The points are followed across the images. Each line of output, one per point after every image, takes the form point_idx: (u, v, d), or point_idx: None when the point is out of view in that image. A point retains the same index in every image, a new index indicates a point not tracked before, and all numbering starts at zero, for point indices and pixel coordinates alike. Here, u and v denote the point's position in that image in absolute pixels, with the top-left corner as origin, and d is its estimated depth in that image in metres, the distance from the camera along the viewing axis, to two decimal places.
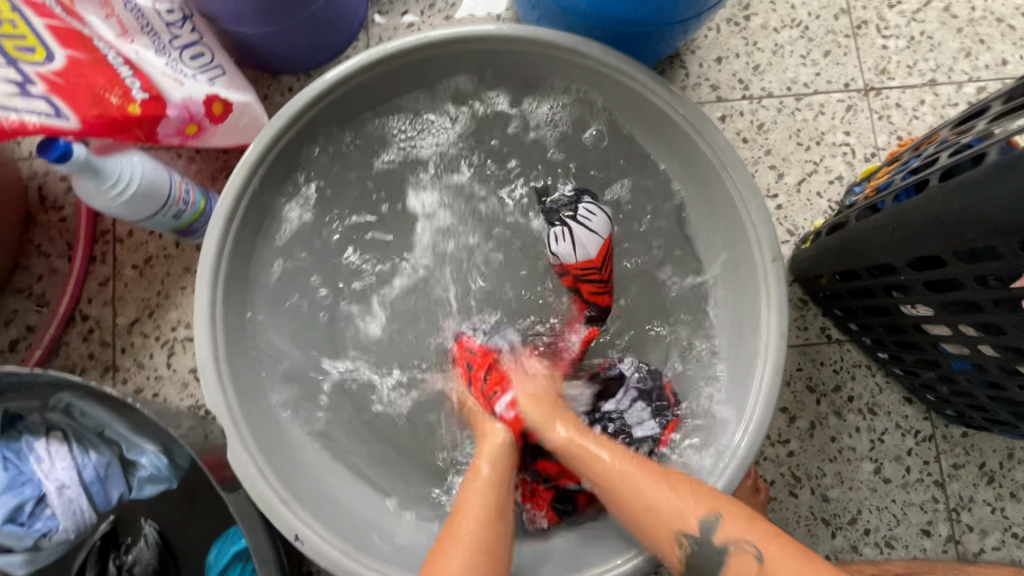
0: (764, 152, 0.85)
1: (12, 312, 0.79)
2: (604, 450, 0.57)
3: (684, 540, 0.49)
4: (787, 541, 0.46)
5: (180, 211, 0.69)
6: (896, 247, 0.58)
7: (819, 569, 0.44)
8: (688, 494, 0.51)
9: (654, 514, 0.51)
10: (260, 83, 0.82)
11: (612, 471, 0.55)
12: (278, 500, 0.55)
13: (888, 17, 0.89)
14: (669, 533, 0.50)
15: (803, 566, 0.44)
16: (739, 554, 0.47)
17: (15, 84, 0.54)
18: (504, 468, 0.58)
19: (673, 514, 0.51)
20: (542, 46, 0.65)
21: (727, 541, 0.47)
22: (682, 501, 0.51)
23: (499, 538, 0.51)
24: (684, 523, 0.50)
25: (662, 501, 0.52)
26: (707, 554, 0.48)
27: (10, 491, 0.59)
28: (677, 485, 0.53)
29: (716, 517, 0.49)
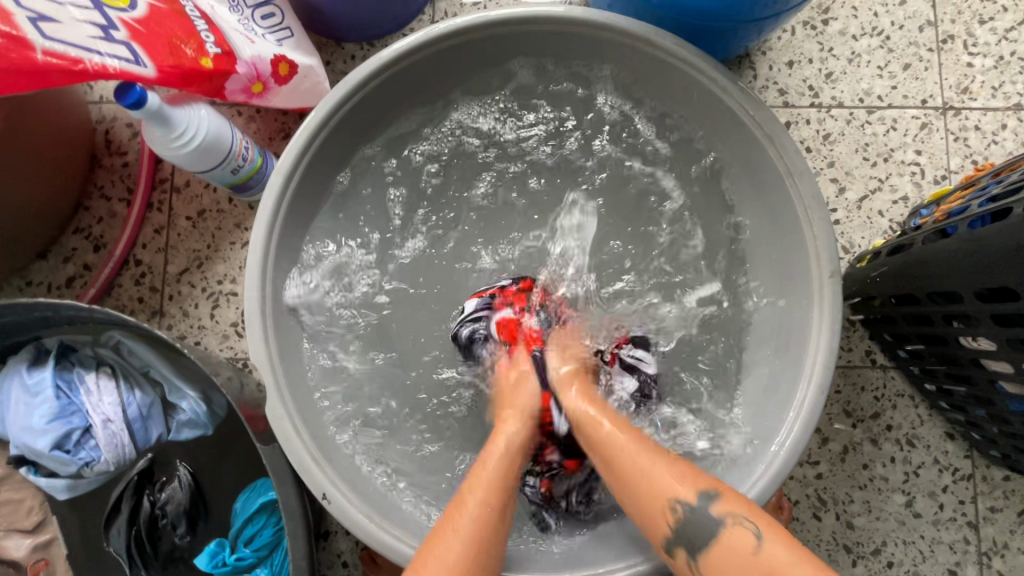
0: (827, 163, 0.82)
1: (71, 250, 0.82)
2: (608, 421, 0.56)
3: (678, 507, 0.48)
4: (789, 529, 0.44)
5: (238, 166, 0.70)
6: (966, 275, 0.55)
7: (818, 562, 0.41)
8: (683, 470, 0.50)
9: (648, 482, 0.50)
10: (323, 48, 0.83)
11: (608, 438, 0.54)
12: (310, 458, 0.57)
13: (978, 33, 0.84)
14: (657, 503, 0.49)
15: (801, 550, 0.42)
16: (732, 530, 0.45)
17: (100, 28, 0.56)
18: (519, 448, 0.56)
19: (665, 486, 0.49)
20: (615, 33, 0.63)
21: (725, 515, 0.46)
22: (679, 475, 0.49)
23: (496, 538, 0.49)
24: (679, 491, 0.48)
25: (656, 469, 0.50)
26: (698, 526, 0.46)
27: (59, 419, 0.62)
28: (677, 462, 0.51)
29: (715, 493, 0.47)
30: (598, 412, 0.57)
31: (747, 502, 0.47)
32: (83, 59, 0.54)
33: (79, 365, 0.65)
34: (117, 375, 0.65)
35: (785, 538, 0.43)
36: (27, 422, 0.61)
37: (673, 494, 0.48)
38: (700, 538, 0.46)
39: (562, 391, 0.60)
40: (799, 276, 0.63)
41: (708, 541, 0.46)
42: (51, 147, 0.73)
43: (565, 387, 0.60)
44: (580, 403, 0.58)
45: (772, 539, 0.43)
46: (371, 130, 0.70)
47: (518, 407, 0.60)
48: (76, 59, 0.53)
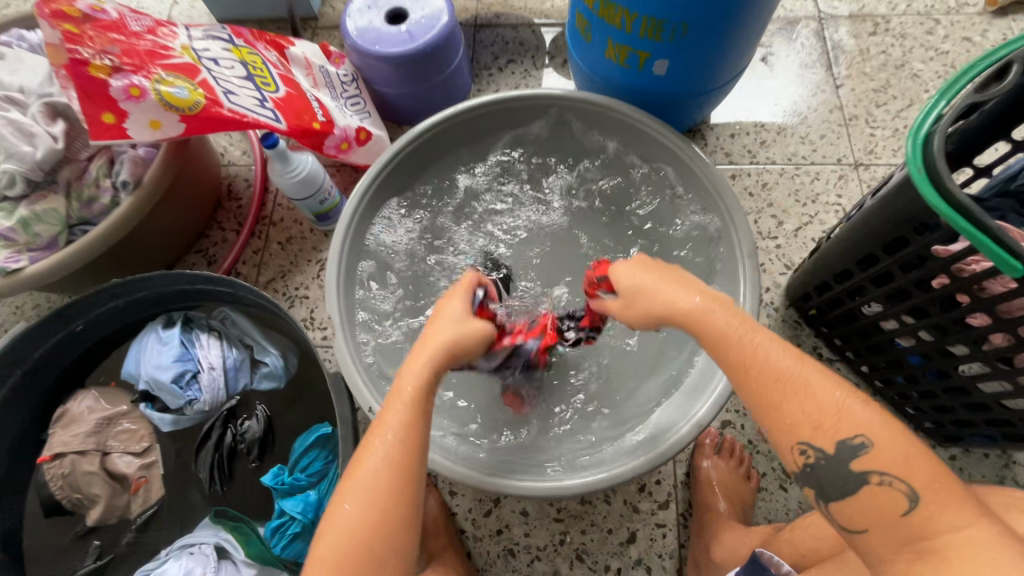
0: (767, 205, 1.05)
1: (190, 265, 1.09)
2: (759, 336, 0.53)
3: (809, 453, 0.48)
4: (937, 471, 0.44)
5: (325, 198, 0.99)
6: (847, 253, 0.75)
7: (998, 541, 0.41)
8: (854, 406, 0.48)
9: (789, 378, 0.50)
10: (388, 129, 1.17)
11: (759, 363, 0.52)
12: (361, 381, 0.75)
13: (876, 113, 1.12)
14: (792, 440, 0.49)
15: (963, 522, 0.43)
16: (882, 489, 0.46)
17: (257, 100, 0.87)
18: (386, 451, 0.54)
19: (811, 426, 0.48)
20: (590, 105, 0.92)
21: (868, 473, 0.46)
22: (834, 399, 0.48)
23: (399, 481, 0.53)
24: (814, 434, 0.48)
25: (823, 399, 0.49)
26: (835, 467, 0.47)
27: (179, 362, 0.83)
28: (826, 379, 0.50)
29: (865, 443, 0.47)
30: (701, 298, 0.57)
31: (908, 463, 0.45)
32: (249, 114, 0.83)
33: (196, 329, 0.88)
34: (221, 337, 0.88)
35: (955, 490, 0.44)
36: (157, 362, 0.83)
37: (812, 443, 0.48)
38: (833, 485, 0.48)
39: (636, 290, 0.62)
40: (732, 265, 0.84)
41: (843, 491, 0.47)
42: (195, 189, 1.04)
43: (648, 274, 0.62)
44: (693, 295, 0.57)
45: (933, 504, 0.43)
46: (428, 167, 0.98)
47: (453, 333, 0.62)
48: (245, 115, 0.83)
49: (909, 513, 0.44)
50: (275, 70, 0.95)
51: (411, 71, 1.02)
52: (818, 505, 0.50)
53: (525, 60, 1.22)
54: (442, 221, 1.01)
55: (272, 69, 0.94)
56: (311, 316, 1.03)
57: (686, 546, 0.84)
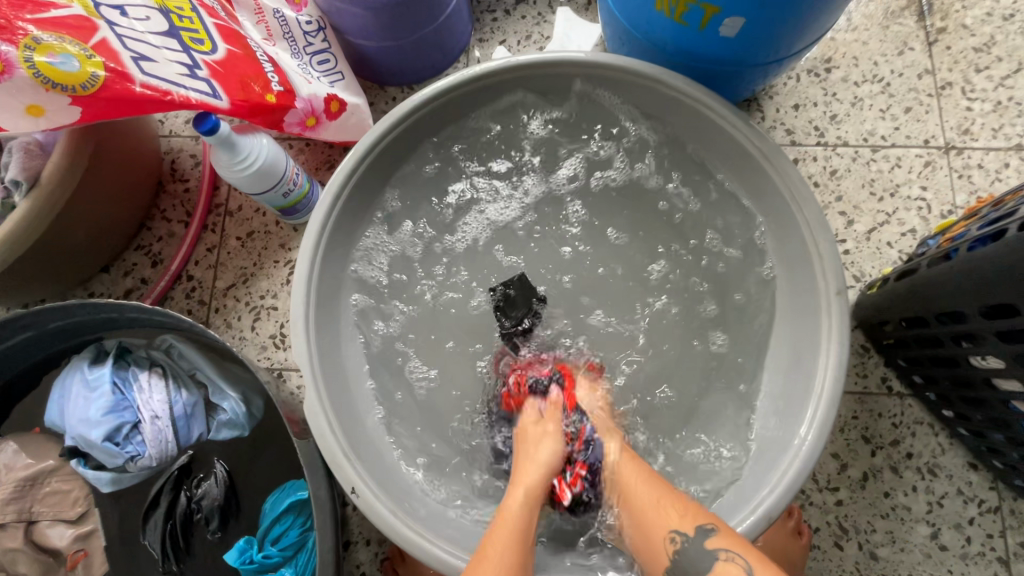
0: (835, 198, 0.86)
1: (131, 265, 0.90)
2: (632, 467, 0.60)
3: (677, 540, 0.51)
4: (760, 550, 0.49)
5: (289, 190, 0.78)
6: (967, 293, 0.58)
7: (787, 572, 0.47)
8: (684, 506, 0.54)
9: (651, 512, 0.55)
10: (368, 91, 0.93)
11: (648, 503, 0.56)
12: (342, 453, 0.60)
13: (975, 80, 0.90)
14: (661, 538, 0.52)
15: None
16: (727, 564, 0.49)
17: (186, 67, 0.65)
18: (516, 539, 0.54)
19: (665, 522, 0.53)
20: (632, 74, 0.70)
21: (718, 550, 0.50)
22: (679, 512, 0.53)
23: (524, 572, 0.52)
24: (673, 528, 0.52)
25: (659, 508, 0.54)
26: (693, 557, 0.50)
27: (113, 413, 0.66)
28: (672, 497, 0.55)
29: (706, 529, 0.51)
30: (618, 450, 0.63)
31: (741, 540, 0.50)
32: (172, 91, 0.62)
33: (134, 365, 0.70)
34: (167, 375, 0.70)
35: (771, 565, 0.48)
36: (85, 414, 0.66)
37: (676, 534, 0.52)
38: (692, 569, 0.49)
39: (594, 441, 0.64)
40: (806, 294, 0.67)
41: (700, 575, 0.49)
42: (125, 173, 0.81)
43: (590, 421, 0.67)
44: (615, 448, 0.63)
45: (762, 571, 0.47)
46: (422, 144, 0.77)
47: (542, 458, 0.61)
48: (166, 91, 0.61)
49: None
50: (208, 17, 0.70)
51: (395, 20, 0.77)
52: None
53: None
54: (440, 217, 0.80)
55: (204, 16, 0.69)
56: (281, 332, 0.85)
57: None
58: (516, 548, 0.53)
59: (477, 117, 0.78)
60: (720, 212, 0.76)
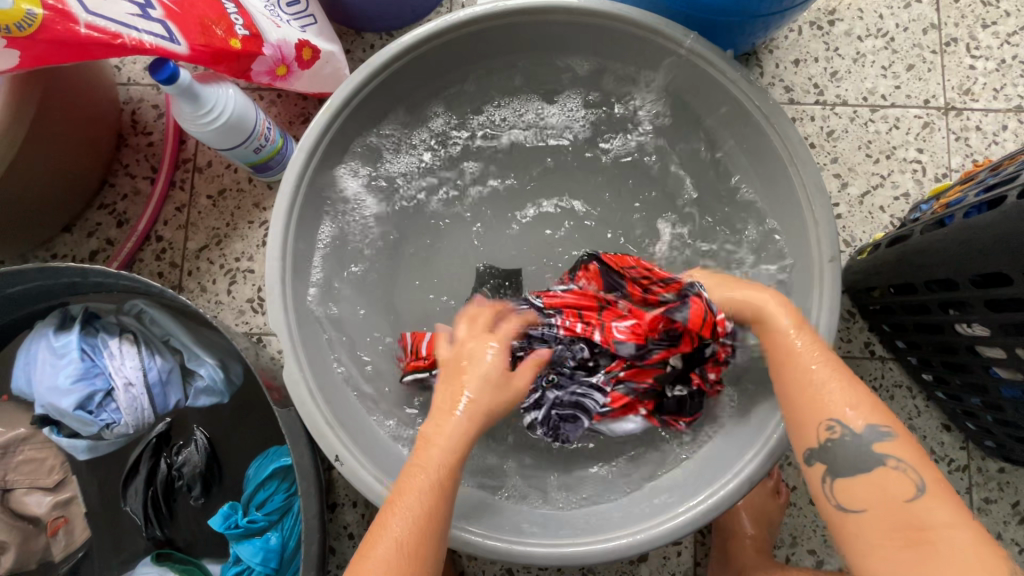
0: (831, 159, 0.84)
1: (95, 225, 0.85)
2: (798, 337, 0.52)
3: (837, 428, 0.46)
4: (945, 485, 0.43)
5: (261, 145, 0.73)
6: (960, 263, 0.57)
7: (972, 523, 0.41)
8: (861, 395, 0.47)
9: (815, 392, 0.48)
10: (343, 36, 0.86)
11: (801, 367, 0.49)
12: (325, 422, 0.58)
13: (981, 36, 0.87)
14: (819, 415, 0.47)
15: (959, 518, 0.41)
16: (894, 472, 0.44)
17: (137, 6, 0.58)
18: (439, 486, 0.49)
19: (837, 403, 0.47)
20: (629, 25, 0.66)
21: (887, 455, 0.44)
22: (852, 396, 0.47)
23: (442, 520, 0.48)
24: (842, 412, 0.46)
25: (831, 390, 0.47)
26: (856, 449, 0.45)
27: (83, 380, 0.64)
28: (849, 381, 0.48)
29: (887, 430, 0.45)
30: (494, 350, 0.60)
31: (924, 458, 0.44)
32: (122, 34, 0.56)
33: (103, 331, 0.67)
34: (139, 341, 0.67)
35: (946, 495, 0.42)
36: (53, 382, 0.64)
37: (841, 415, 0.46)
38: (848, 466, 0.45)
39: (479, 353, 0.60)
40: (799, 261, 0.65)
41: (855, 470, 0.45)
42: (78, 123, 0.75)
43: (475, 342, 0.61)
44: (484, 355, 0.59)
45: (937, 497, 0.42)
46: (397, 95, 0.71)
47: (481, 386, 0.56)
48: (116, 34, 0.56)
49: (913, 500, 0.42)
50: None
51: None
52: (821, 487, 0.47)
53: None
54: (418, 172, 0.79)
55: None
56: (259, 295, 0.82)
57: (701, 564, 0.77)
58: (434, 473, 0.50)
59: (459, 69, 0.73)
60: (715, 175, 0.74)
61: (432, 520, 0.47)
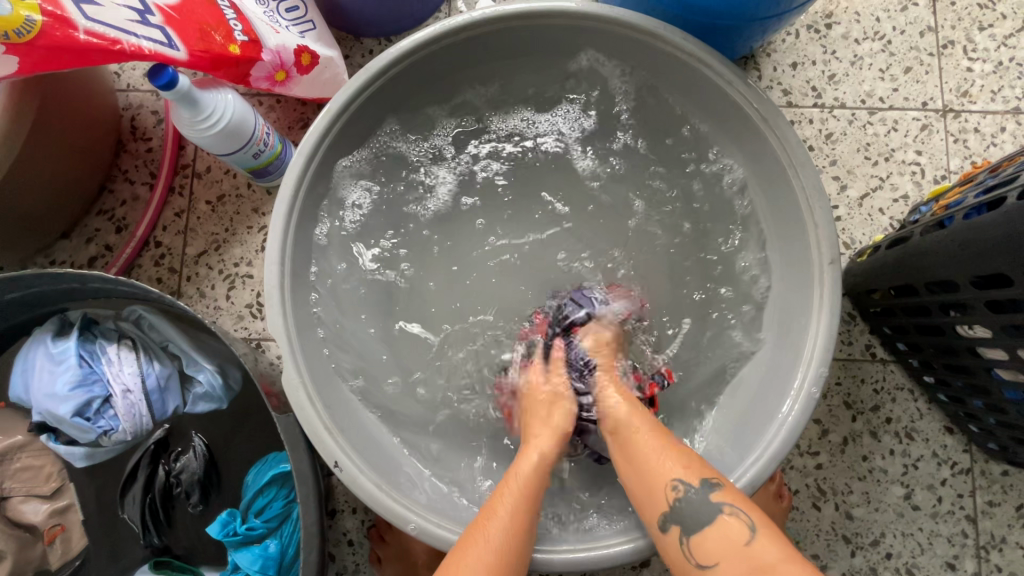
0: (829, 162, 0.84)
1: (94, 231, 0.84)
2: (621, 400, 0.60)
3: (680, 488, 0.50)
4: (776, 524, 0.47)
5: (260, 151, 0.73)
6: (960, 265, 0.57)
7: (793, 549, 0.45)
8: (690, 457, 0.53)
9: (654, 462, 0.53)
10: (342, 42, 0.86)
11: (635, 436, 0.56)
12: (323, 427, 0.58)
13: (978, 39, 0.87)
14: (659, 485, 0.51)
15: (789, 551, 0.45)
16: (731, 519, 0.48)
17: (136, 12, 0.59)
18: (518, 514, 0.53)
19: (670, 469, 0.52)
20: (627, 29, 0.66)
21: (723, 504, 0.49)
22: (680, 459, 0.52)
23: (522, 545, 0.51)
24: (677, 475, 0.51)
25: (665, 454, 0.53)
26: (695, 509, 0.49)
27: (81, 387, 0.63)
28: (675, 446, 0.54)
29: (716, 483, 0.50)
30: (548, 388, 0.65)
31: (751, 501, 0.49)
32: (122, 40, 0.56)
33: (101, 337, 0.67)
34: (137, 347, 0.67)
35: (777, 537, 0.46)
36: (51, 389, 0.63)
37: (682, 476, 0.51)
38: (693, 520, 0.49)
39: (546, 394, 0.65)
40: (799, 264, 0.65)
41: (700, 527, 0.48)
42: (78, 129, 0.75)
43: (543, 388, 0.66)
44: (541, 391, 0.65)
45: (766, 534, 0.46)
46: (395, 101, 0.71)
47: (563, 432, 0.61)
48: (115, 40, 0.56)
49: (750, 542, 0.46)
50: None
51: None
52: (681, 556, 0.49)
53: None
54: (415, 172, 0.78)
55: None
56: (258, 301, 0.82)
57: None
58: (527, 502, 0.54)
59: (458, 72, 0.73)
60: (714, 177, 0.74)
61: (519, 528, 0.52)
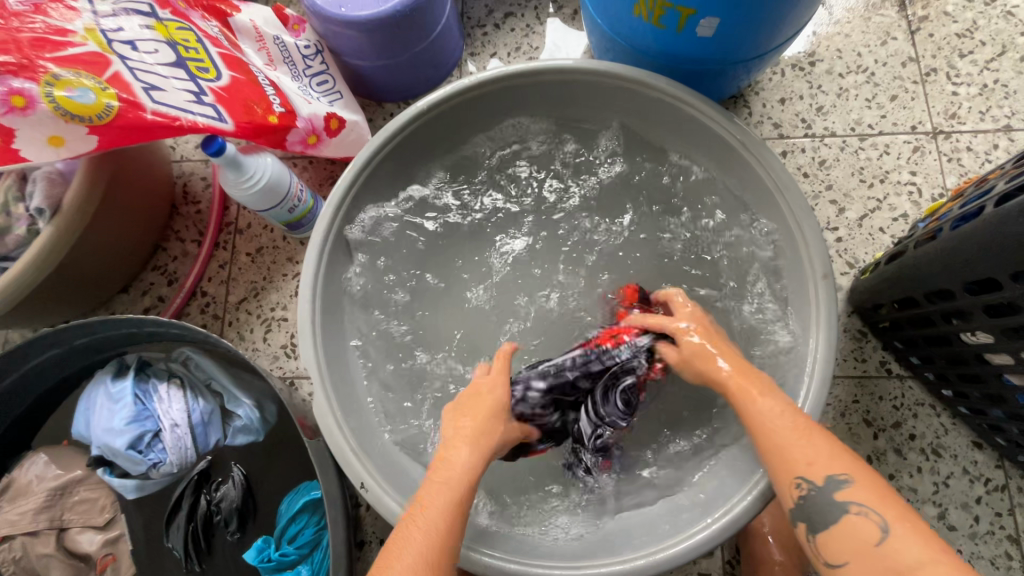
0: (825, 187, 0.88)
1: (148, 285, 0.94)
2: (766, 396, 0.54)
3: (803, 486, 0.49)
4: (919, 525, 0.44)
5: (294, 206, 0.82)
6: (952, 272, 0.59)
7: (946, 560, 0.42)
8: (826, 448, 0.49)
9: (782, 451, 0.51)
10: (366, 108, 0.97)
11: (764, 427, 0.53)
12: (350, 449, 0.62)
13: (959, 65, 0.91)
14: (783, 474, 0.50)
15: (928, 553, 0.42)
16: (857, 519, 0.46)
17: (193, 94, 0.69)
18: (442, 519, 0.51)
19: (798, 461, 0.49)
20: (616, 79, 0.73)
21: (850, 503, 0.46)
22: (814, 451, 0.50)
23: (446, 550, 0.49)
24: (809, 469, 0.49)
25: (795, 444, 0.50)
26: (824, 505, 0.47)
27: (135, 422, 0.70)
28: (815, 437, 0.51)
29: (847, 479, 0.47)
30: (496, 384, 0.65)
31: (880, 493, 0.46)
32: (181, 117, 0.66)
33: (153, 376, 0.74)
34: (184, 385, 0.74)
35: (913, 539, 0.43)
36: (108, 424, 0.70)
37: (802, 470, 0.49)
38: (821, 518, 0.47)
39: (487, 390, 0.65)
40: (795, 282, 0.68)
41: (828, 522, 0.47)
42: (140, 196, 0.86)
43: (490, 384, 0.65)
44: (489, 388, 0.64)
45: (902, 536, 0.43)
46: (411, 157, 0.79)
47: (484, 407, 0.62)
48: (175, 117, 0.66)
49: (880, 544, 0.44)
50: (213, 47, 0.75)
51: (389, 40, 0.82)
52: (809, 546, 0.49)
53: (527, 13, 1.00)
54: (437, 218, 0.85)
55: (209, 47, 0.74)
56: (292, 341, 0.89)
57: None
58: (454, 490, 0.54)
59: (468, 125, 0.81)
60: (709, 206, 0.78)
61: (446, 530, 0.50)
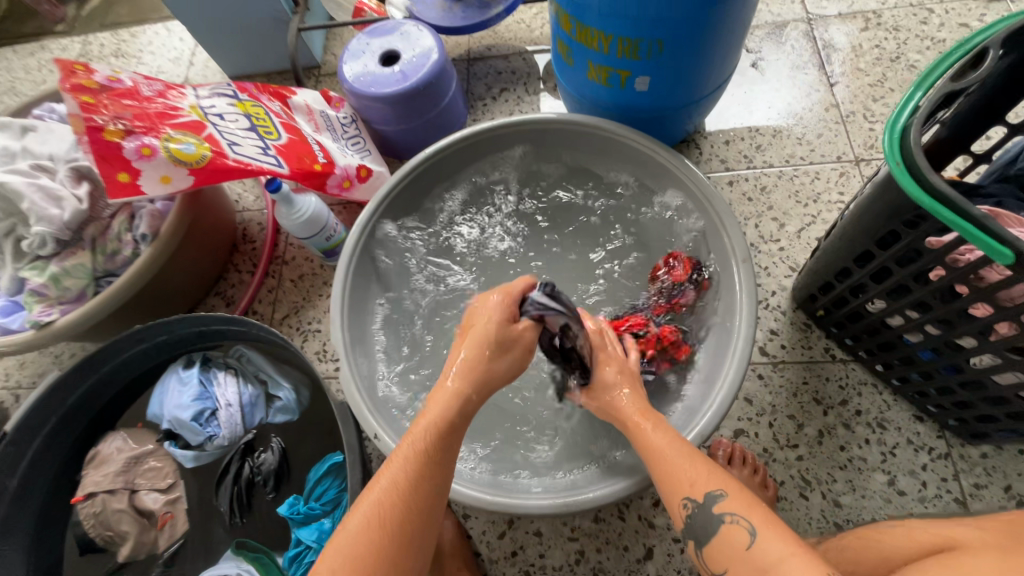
0: (767, 207, 1.05)
1: (210, 307, 1.15)
2: (648, 422, 0.65)
3: (688, 504, 0.57)
4: (782, 525, 0.51)
5: (330, 236, 1.03)
6: (843, 251, 0.74)
7: (800, 549, 0.49)
8: (703, 468, 0.58)
9: (668, 474, 0.59)
10: (390, 163, 1.21)
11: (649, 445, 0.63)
12: (366, 407, 0.78)
13: (874, 108, 1.10)
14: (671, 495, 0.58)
15: (788, 545, 0.49)
16: (732, 527, 0.53)
17: (261, 149, 0.93)
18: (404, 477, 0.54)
19: (684, 481, 0.58)
20: (578, 125, 0.95)
21: (725, 514, 0.54)
22: (694, 471, 0.58)
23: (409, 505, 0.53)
24: (688, 488, 0.57)
25: (678, 468, 0.59)
26: (704, 517, 0.55)
27: (199, 400, 0.87)
28: (694, 458, 0.59)
29: (721, 493, 0.55)
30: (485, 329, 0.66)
31: (750, 503, 0.54)
32: (253, 163, 0.89)
33: (214, 367, 0.92)
34: (237, 373, 0.91)
35: (776, 537, 0.50)
36: (178, 401, 0.87)
37: (687, 489, 0.57)
38: (704, 531, 0.55)
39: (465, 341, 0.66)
40: (727, 270, 0.84)
41: (710, 533, 0.55)
42: (211, 233, 1.09)
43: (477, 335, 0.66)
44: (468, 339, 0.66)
45: (766, 537, 0.50)
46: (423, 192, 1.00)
47: (473, 371, 0.63)
48: (249, 163, 0.89)
49: (750, 546, 0.51)
50: (277, 118, 1.01)
51: (407, 109, 1.07)
52: (700, 558, 0.57)
53: (518, 88, 1.26)
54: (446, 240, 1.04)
55: (274, 118, 1.00)
56: (324, 348, 1.07)
57: None
58: (422, 445, 0.57)
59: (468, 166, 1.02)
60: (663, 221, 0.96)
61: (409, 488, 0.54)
